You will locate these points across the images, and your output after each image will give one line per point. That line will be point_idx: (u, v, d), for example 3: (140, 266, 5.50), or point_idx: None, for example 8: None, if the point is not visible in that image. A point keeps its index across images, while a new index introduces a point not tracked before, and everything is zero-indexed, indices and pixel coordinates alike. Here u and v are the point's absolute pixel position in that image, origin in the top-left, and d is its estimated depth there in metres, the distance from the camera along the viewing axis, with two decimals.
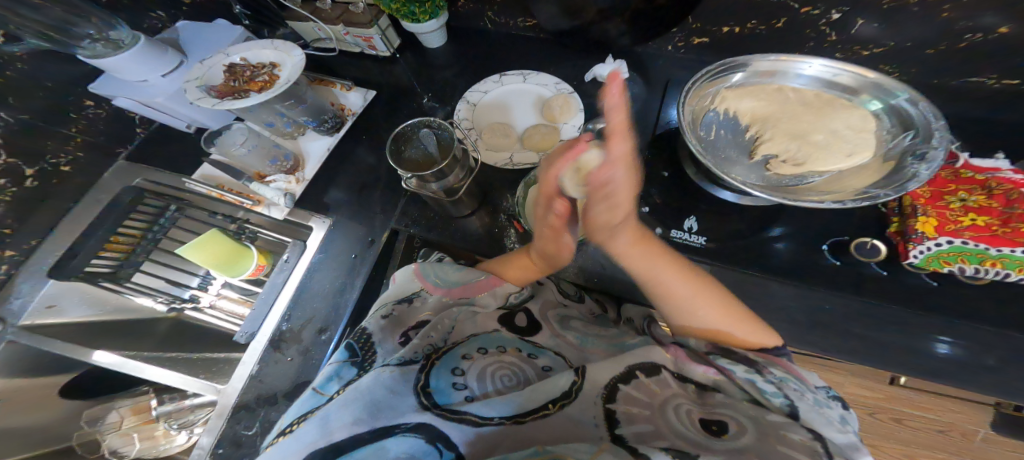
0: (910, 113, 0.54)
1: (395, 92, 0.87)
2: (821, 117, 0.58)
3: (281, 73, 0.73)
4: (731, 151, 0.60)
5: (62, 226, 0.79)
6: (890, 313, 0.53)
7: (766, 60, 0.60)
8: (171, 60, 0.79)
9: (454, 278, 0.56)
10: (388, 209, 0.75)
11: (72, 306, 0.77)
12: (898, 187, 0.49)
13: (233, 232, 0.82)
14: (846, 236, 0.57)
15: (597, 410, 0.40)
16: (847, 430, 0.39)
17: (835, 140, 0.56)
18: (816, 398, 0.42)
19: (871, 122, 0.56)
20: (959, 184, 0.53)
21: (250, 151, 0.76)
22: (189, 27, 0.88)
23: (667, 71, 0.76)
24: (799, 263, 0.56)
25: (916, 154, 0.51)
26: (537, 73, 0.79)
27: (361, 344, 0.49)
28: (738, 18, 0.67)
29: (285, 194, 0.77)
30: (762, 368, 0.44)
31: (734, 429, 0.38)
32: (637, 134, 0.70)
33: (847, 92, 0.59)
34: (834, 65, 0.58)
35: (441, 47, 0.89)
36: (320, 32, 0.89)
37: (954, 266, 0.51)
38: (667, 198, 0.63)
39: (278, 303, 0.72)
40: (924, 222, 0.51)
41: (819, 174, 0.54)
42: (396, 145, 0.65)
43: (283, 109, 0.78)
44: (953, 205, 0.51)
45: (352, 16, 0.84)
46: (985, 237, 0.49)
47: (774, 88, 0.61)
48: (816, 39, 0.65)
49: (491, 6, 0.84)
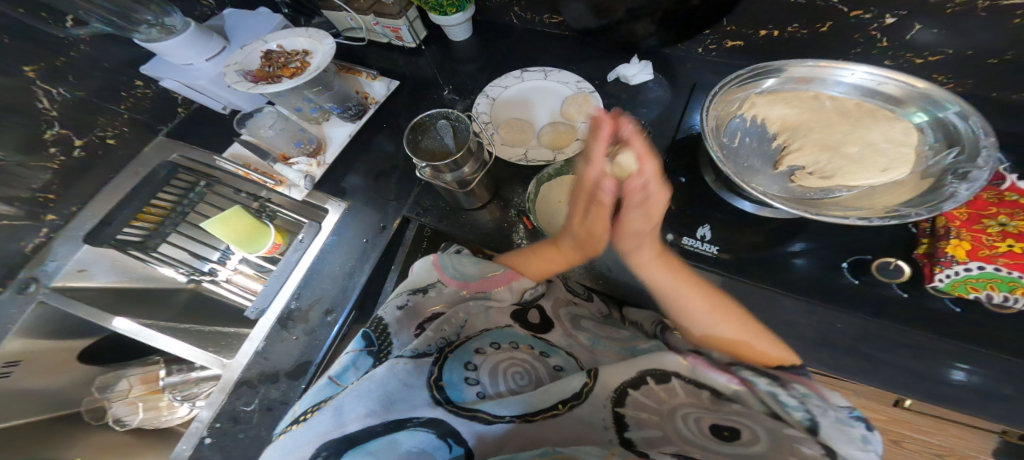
0: (959, 128, 0.51)
1: (418, 83, 0.86)
2: (858, 128, 0.55)
3: (312, 60, 0.72)
4: (754, 159, 0.58)
5: (101, 196, 0.80)
6: (911, 337, 0.51)
7: (803, 65, 0.58)
8: (215, 45, 0.80)
9: (473, 272, 0.55)
10: (402, 196, 0.75)
11: (102, 272, 0.79)
12: (933, 207, 0.47)
13: (255, 210, 0.83)
14: (870, 255, 0.54)
15: (606, 413, 0.39)
16: (868, 450, 0.35)
17: (871, 153, 0.53)
18: (837, 414, 0.38)
19: (914, 135, 0.54)
20: (1001, 207, 0.50)
21: (277, 134, 0.77)
22: (233, 13, 0.89)
23: (695, 75, 0.74)
24: (819, 281, 0.55)
25: (958, 173, 0.49)
26: (559, 71, 0.78)
27: (376, 334, 0.49)
28: (778, 21, 0.65)
29: (306, 176, 0.77)
30: (784, 381, 0.41)
31: (746, 437, 0.37)
32: (657, 137, 0.69)
33: (892, 102, 0.57)
34: (880, 73, 0.56)
35: (466, 40, 0.88)
36: (352, 21, 0.89)
37: (980, 294, 0.48)
38: (680, 204, 0.62)
39: (290, 281, 0.73)
40: (954, 245, 0.49)
41: (848, 189, 0.52)
42: (414, 135, 0.65)
43: (311, 95, 0.77)
44: (990, 230, 0.49)
45: (380, 6, 0.84)
46: (1017, 263, 0.46)
47: (810, 95, 0.59)
48: (865, 44, 0.63)
49: (517, 2, 0.83)
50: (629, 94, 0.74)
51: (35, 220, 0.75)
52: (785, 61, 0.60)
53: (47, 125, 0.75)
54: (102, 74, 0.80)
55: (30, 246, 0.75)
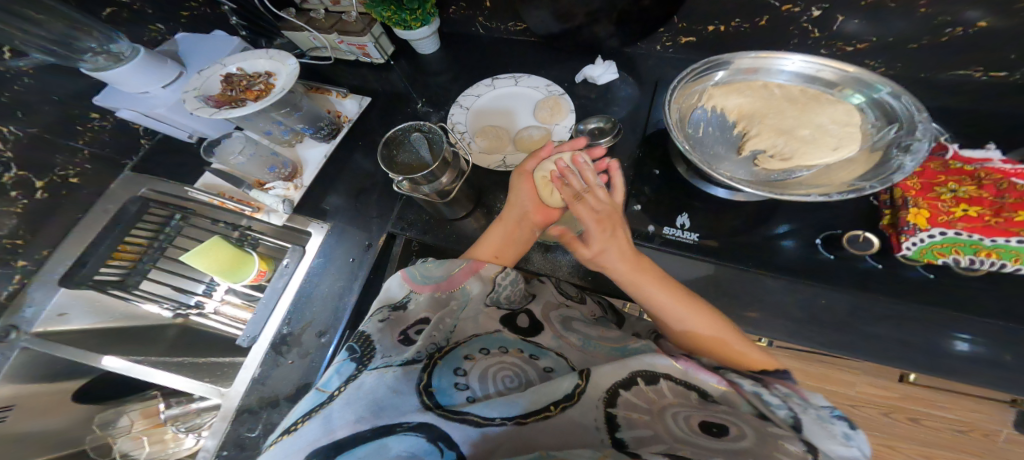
0: (894, 107, 0.54)
1: (391, 98, 0.87)
2: (806, 113, 0.58)
3: (275, 81, 0.73)
4: (719, 147, 0.60)
5: (73, 235, 0.79)
6: (887, 305, 0.53)
7: (747, 57, 0.60)
8: (171, 71, 0.79)
9: (438, 273, 0.55)
10: (385, 212, 0.75)
11: (81, 314, 0.78)
12: (884, 179, 0.49)
13: (237, 239, 0.82)
14: (840, 229, 0.57)
15: (598, 413, 0.39)
16: (850, 445, 0.37)
17: (821, 134, 0.56)
18: (819, 412, 0.40)
19: (857, 115, 0.56)
20: (949, 175, 0.53)
21: (249, 160, 0.76)
22: (188, 38, 0.87)
23: (658, 71, 0.76)
24: (796, 259, 0.57)
25: (902, 146, 0.52)
26: (528, 76, 0.80)
27: (361, 343, 0.48)
28: (722, 16, 0.68)
29: (284, 200, 0.76)
30: (768, 383, 0.44)
31: (734, 433, 0.37)
32: (629, 133, 0.71)
33: (830, 87, 0.59)
34: (816, 61, 0.58)
35: (434, 53, 0.89)
36: (316, 41, 0.89)
37: (948, 258, 0.51)
38: (658, 195, 0.63)
39: (279, 307, 0.72)
40: (915, 213, 0.51)
41: (807, 168, 0.55)
42: (388, 150, 0.65)
43: (280, 117, 0.77)
44: (944, 196, 0.51)
45: (344, 24, 0.84)
46: (978, 226, 0.49)
47: (759, 85, 0.61)
48: (800, 36, 0.65)
49: (482, 12, 0.84)
50: (598, 94, 0.76)
51: (5, 266, 0.72)
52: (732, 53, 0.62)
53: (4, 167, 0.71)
54: (52, 107, 0.76)
55: (3, 295, 0.73)
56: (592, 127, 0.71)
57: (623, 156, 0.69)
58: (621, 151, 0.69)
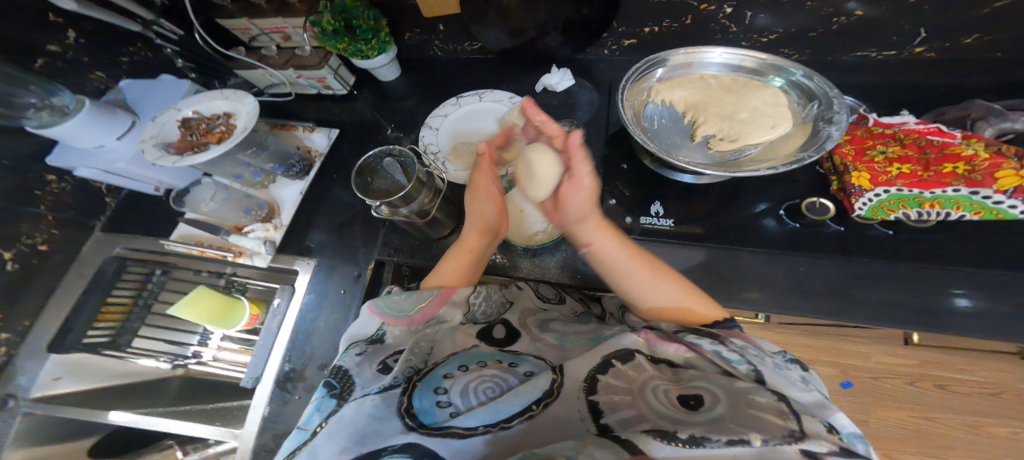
0: (810, 86, 0.60)
1: (360, 127, 0.86)
2: (743, 97, 0.62)
3: (238, 122, 0.70)
4: (675, 136, 0.62)
5: (55, 299, 0.78)
6: (861, 265, 0.57)
7: (679, 53, 0.64)
8: (122, 121, 0.73)
9: (410, 306, 0.56)
10: (370, 241, 0.76)
11: (77, 377, 0.79)
12: (818, 147, 0.55)
13: (223, 287, 0.82)
14: (798, 199, 0.61)
15: (581, 404, 0.41)
16: (810, 389, 0.41)
17: (758, 114, 0.60)
18: (778, 361, 0.44)
19: (782, 97, 0.61)
20: (874, 139, 0.57)
21: (221, 205, 0.76)
22: (133, 85, 0.82)
23: (611, 74, 0.79)
24: (769, 233, 0.60)
25: (826, 119, 0.57)
26: (491, 91, 0.81)
27: (339, 379, 0.48)
28: (654, 19, 0.71)
29: (265, 242, 0.76)
30: (724, 339, 0.47)
31: (709, 401, 0.39)
32: (594, 135, 0.73)
33: (754, 74, 0.64)
34: (737, 52, 0.63)
35: (396, 79, 0.88)
36: (273, 78, 0.86)
37: (898, 213, 0.55)
38: (632, 189, 0.66)
39: (278, 346, 0.72)
40: (857, 177, 0.56)
41: (754, 146, 0.58)
42: (363, 179, 0.66)
43: (247, 159, 0.75)
44: (877, 158, 0.56)
45: (299, 59, 0.81)
46: (914, 182, 0.53)
47: (697, 77, 0.65)
48: (721, 31, 0.70)
49: (436, 36, 0.84)
50: (559, 100, 0.79)
51: None
52: (665, 52, 0.65)
53: None
54: (8, 175, 0.70)
55: None
56: None
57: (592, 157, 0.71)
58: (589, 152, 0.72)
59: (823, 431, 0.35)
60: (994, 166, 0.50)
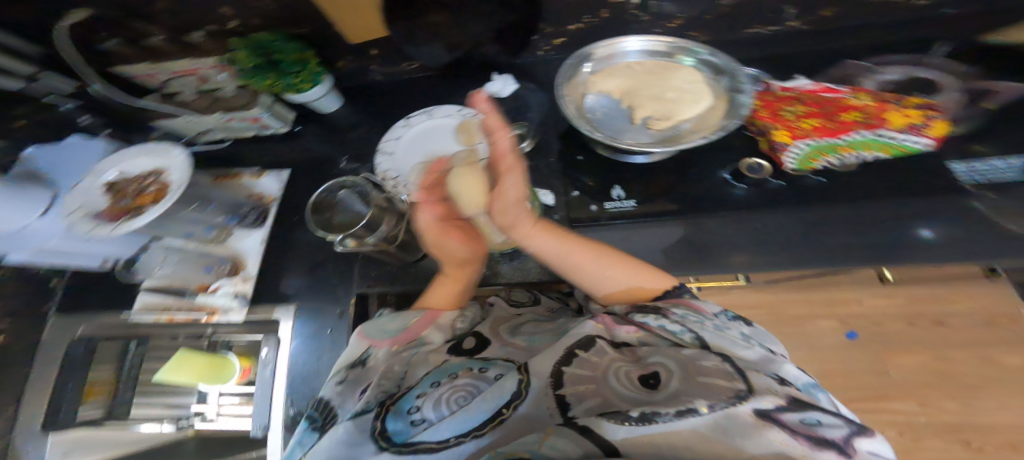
0: (717, 61, 0.66)
1: (313, 164, 0.83)
2: (665, 78, 0.65)
3: (171, 178, 0.63)
4: (617, 122, 0.64)
5: (31, 389, 0.75)
6: (819, 213, 0.60)
7: (600, 47, 0.67)
8: (39, 197, 0.66)
9: (393, 327, 0.57)
10: (346, 276, 0.73)
11: (82, 453, 0.77)
12: (734, 113, 0.60)
13: (208, 347, 0.78)
14: (738, 162, 0.65)
15: (549, 400, 0.42)
16: (751, 345, 0.44)
17: (682, 92, 0.63)
18: (717, 323, 0.46)
19: (698, 74, 0.65)
20: (781, 100, 0.60)
21: (177, 267, 0.75)
22: (44, 152, 0.74)
23: (550, 74, 0.81)
24: (728, 198, 0.63)
25: (737, 89, 0.63)
26: (439, 106, 0.80)
27: (319, 410, 0.49)
28: (574, 16, 0.73)
29: (238, 296, 0.73)
30: (665, 311, 0.48)
31: (665, 375, 0.41)
32: (543, 133, 0.75)
33: (668, 56, 0.68)
34: (650, 38, 0.67)
35: (338, 109, 0.86)
36: (201, 125, 0.81)
37: (820, 161, 0.60)
38: (592, 179, 0.68)
39: (277, 396, 0.69)
40: (780, 134, 0.59)
41: (686, 121, 0.61)
42: (323, 215, 0.66)
43: (194, 215, 0.72)
44: (789, 116, 0.59)
45: (225, 102, 0.80)
46: (827, 132, 0.57)
47: (623, 65, 0.68)
48: (637, 20, 0.73)
49: (371, 61, 0.83)
50: (508, 105, 0.79)
51: None
52: (587, 47, 0.68)
53: None
54: None
55: None
56: (513, 135, 0.74)
57: (549, 154, 0.73)
58: (546, 149, 0.73)
59: (770, 385, 0.38)
60: (880, 109, 0.55)
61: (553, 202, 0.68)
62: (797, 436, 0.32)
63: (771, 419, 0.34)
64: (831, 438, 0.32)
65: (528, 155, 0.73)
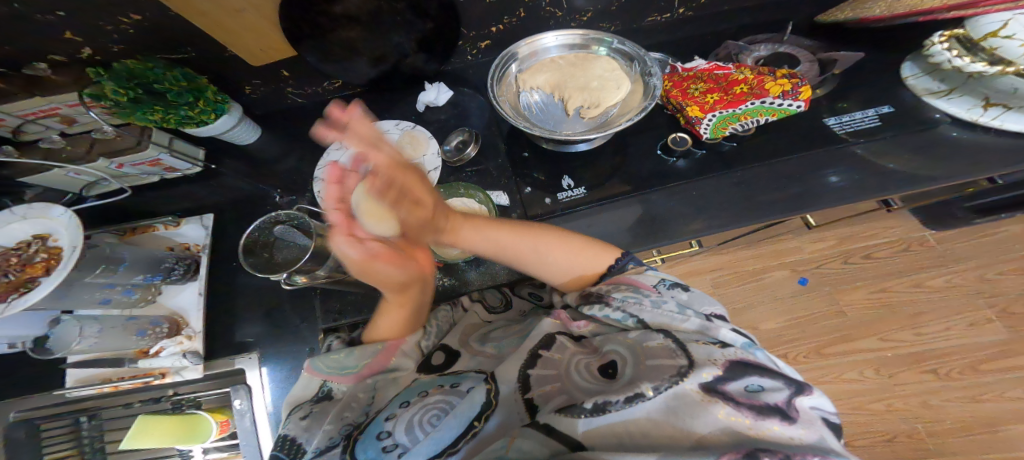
0: (627, 50, 0.69)
1: (248, 201, 0.78)
2: (588, 69, 0.67)
3: (60, 242, 0.57)
4: (552, 116, 0.65)
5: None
6: (754, 174, 0.64)
7: (522, 47, 0.69)
8: None
9: (353, 362, 0.52)
10: (308, 315, 0.69)
11: None
12: (650, 95, 0.62)
13: (171, 409, 0.68)
14: (663, 138, 0.68)
15: (519, 405, 0.43)
16: (689, 316, 0.44)
17: (605, 80, 0.65)
18: (655, 299, 0.46)
19: (614, 62, 0.68)
20: (687, 78, 0.67)
21: (102, 337, 0.64)
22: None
23: (480, 79, 0.82)
24: (672, 173, 0.66)
25: (648, 73, 0.66)
26: (374, 124, 0.78)
27: (286, 450, 0.45)
28: (496, 17, 0.74)
29: (184, 353, 0.67)
30: (608, 298, 0.49)
31: (621, 365, 0.42)
32: (483, 135, 0.75)
33: (584, 49, 0.70)
34: (565, 33, 0.69)
35: (257, 139, 0.82)
36: (83, 176, 0.71)
37: (728, 129, 0.63)
38: (539, 174, 0.69)
39: (265, 442, 0.64)
40: (692, 109, 0.63)
41: (613, 107, 0.64)
42: (263, 256, 0.62)
43: (104, 279, 0.64)
44: (694, 93, 0.65)
45: (106, 143, 0.69)
46: (727, 103, 0.62)
47: (547, 60, 0.69)
48: (552, 16, 0.75)
49: (286, 83, 0.80)
50: (445, 113, 0.79)
51: None
52: (510, 48, 0.69)
53: None
54: None
55: None
56: (455, 143, 0.75)
57: (493, 156, 0.73)
58: (487, 151, 0.73)
59: (711, 354, 0.38)
60: (761, 82, 0.62)
61: (508, 202, 0.68)
62: (741, 408, 0.34)
63: (716, 393, 0.35)
64: (774, 404, 0.34)
65: (474, 159, 0.73)
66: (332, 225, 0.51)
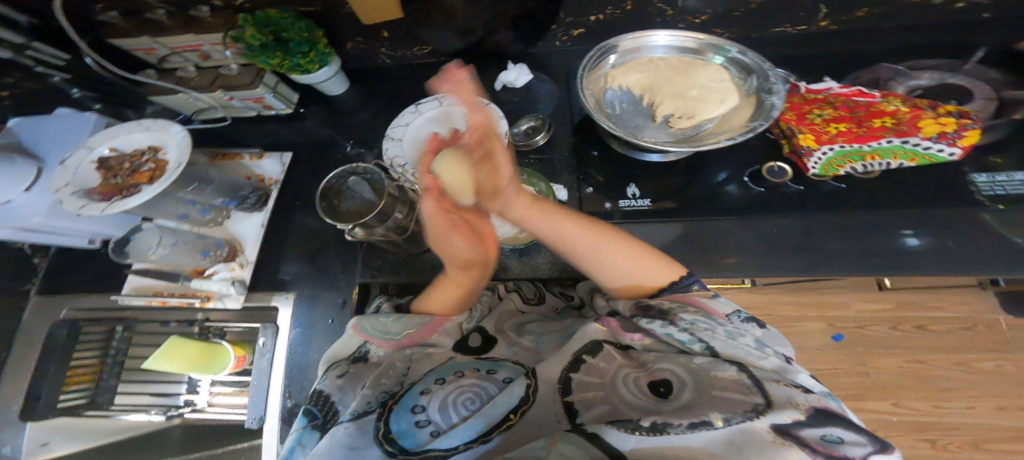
0: (746, 62, 0.63)
1: (317, 147, 0.80)
2: (690, 76, 0.64)
3: (168, 156, 0.62)
4: (636, 119, 0.63)
5: (8, 378, 0.71)
6: (837, 219, 0.58)
7: (626, 39, 0.65)
8: (25, 170, 0.62)
9: (397, 329, 0.52)
10: (348, 265, 0.71)
11: (65, 439, 0.73)
12: (767, 116, 0.56)
13: (198, 334, 0.74)
14: (758, 164, 0.63)
15: (558, 407, 0.42)
16: (768, 355, 0.40)
17: (707, 91, 0.62)
18: (729, 329, 0.43)
19: (724, 73, 0.64)
20: (811, 104, 0.61)
21: (173, 250, 0.68)
22: (25, 123, 0.71)
23: (564, 65, 0.79)
24: (747, 200, 0.61)
25: (766, 90, 0.60)
26: (450, 94, 0.77)
27: (321, 406, 0.47)
28: (597, 7, 0.72)
29: (235, 282, 0.70)
30: (675, 317, 0.45)
31: (677, 387, 0.40)
32: (558, 125, 0.73)
33: (695, 53, 0.66)
34: (679, 33, 0.65)
35: (345, 92, 0.84)
36: (199, 103, 0.78)
37: (844, 169, 0.58)
38: (604, 174, 0.66)
39: (274, 384, 0.67)
40: (805, 138, 0.58)
41: (709, 121, 0.60)
42: (329, 202, 0.63)
43: (190, 196, 0.68)
44: (816, 120, 0.59)
45: (228, 79, 0.74)
46: (852, 138, 0.56)
47: (646, 60, 0.66)
48: (659, 14, 0.72)
49: (381, 43, 0.80)
50: (519, 96, 0.77)
51: None
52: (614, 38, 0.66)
53: None
54: None
55: None
56: (525, 128, 0.73)
57: (561, 148, 0.71)
58: (558, 142, 0.71)
59: (791, 397, 0.36)
60: (915, 117, 0.55)
61: (567, 198, 0.66)
62: (816, 456, 0.32)
63: (790, 436, 0.33)
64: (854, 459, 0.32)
65: (541, 148, 0.71)
66: (426, 187, 0.58)
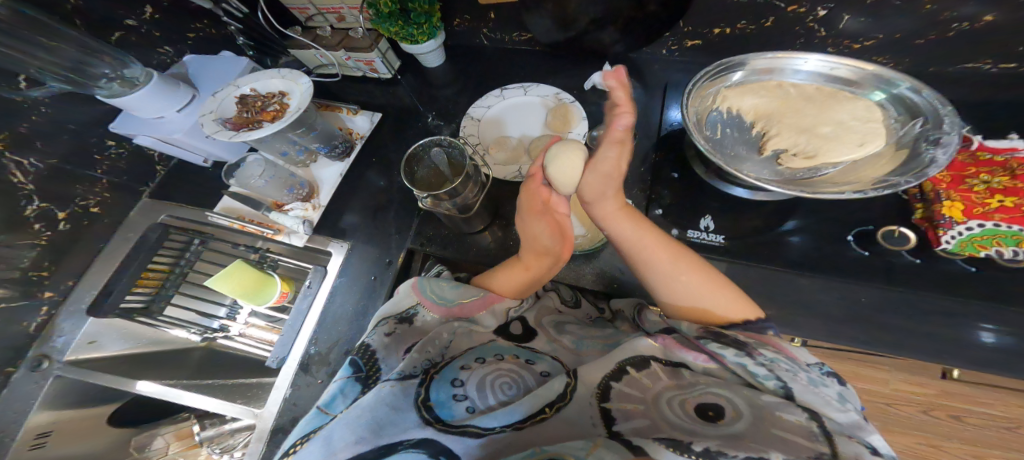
0: (917, 103, 0.54)
1: (401, 113, 0.83)
2: (827, 109, 0.58)
3: (290, 102, 0.68)
4: (739, 148, 0.60)
5: (95, 268, 0.74)
6: (932, 299, 0.52)
7: (763, 58, 0.60)
8: (184, 94, 0.73)
9: (451, 296, 0.53)
10: (403, 228, 0.73)
11: (112, 341, 0.75)
12: (918, 173, 0.49)
13: (255, 261, 0.78)
14: (871, 226, 0.56)
15: (593, 410, 0.40)
16: (847, 409, 0.37)
17: (843, 131, 0.55)
18: (812, 377, 0.40)
19: (877, 112, 0.57)
20: (979, 166, 0.53)
21: (268, 182, 0.73)
22: (197, 61, 0.80)
23: (664, 75, 0.75)
24: (828, 257, 0.55)
25: (930, 140, 0.52)
26: (537, 85, 0.76)
27: (365, 359, 0.48)
28: (729, 19, 0.68)
29: (304, 221, 0.74)
30: (752, 351, 0.43)
31: (730, 415, 0.37)
32: (643, 138, 0.69)
33: (848, 84, 0.59)
34: (832, 59, 0.58)
35: (440, 65, 0.85)
36: (322, 59, 0.84)
37: (990, 251, 0.50)
38: (678, 197, 0.62)
39: (305, 327, 0.69)
40: (950, 207, 0.51)
41: (832, 165, 0.54)
42: (408, 167, 0.63)
43: (295, 137, 0.72)
44: (976, 188, 0.51)
45: (351, 41, 0.80)
46: (1013, 217, 0.49)
47: (773, 84, 0.61)
48: (806, 35, 0.66)
49: (486, 24, 0.81)
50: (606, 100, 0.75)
51: (32, 299, 0.69)
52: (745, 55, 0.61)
53: (27, 200, 0.66)
54: (71, 136, 0.71)
55: (34, 325, 0.70)
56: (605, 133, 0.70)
57: (637, 158, 0.67)
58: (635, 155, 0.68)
59: (860, 454, 0.32)
60: None
61: None
62: None
63: None
64: None
65: None
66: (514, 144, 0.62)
